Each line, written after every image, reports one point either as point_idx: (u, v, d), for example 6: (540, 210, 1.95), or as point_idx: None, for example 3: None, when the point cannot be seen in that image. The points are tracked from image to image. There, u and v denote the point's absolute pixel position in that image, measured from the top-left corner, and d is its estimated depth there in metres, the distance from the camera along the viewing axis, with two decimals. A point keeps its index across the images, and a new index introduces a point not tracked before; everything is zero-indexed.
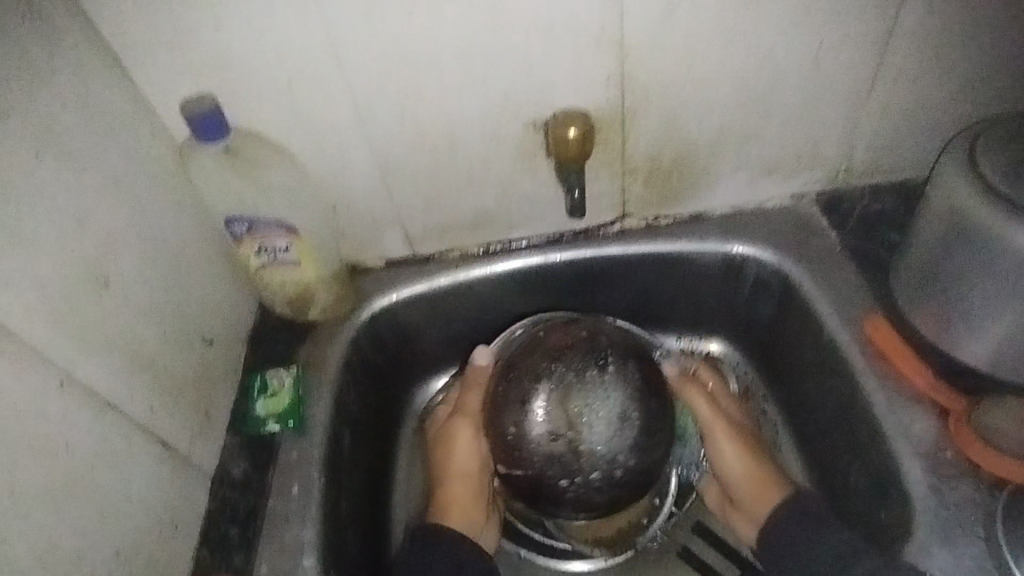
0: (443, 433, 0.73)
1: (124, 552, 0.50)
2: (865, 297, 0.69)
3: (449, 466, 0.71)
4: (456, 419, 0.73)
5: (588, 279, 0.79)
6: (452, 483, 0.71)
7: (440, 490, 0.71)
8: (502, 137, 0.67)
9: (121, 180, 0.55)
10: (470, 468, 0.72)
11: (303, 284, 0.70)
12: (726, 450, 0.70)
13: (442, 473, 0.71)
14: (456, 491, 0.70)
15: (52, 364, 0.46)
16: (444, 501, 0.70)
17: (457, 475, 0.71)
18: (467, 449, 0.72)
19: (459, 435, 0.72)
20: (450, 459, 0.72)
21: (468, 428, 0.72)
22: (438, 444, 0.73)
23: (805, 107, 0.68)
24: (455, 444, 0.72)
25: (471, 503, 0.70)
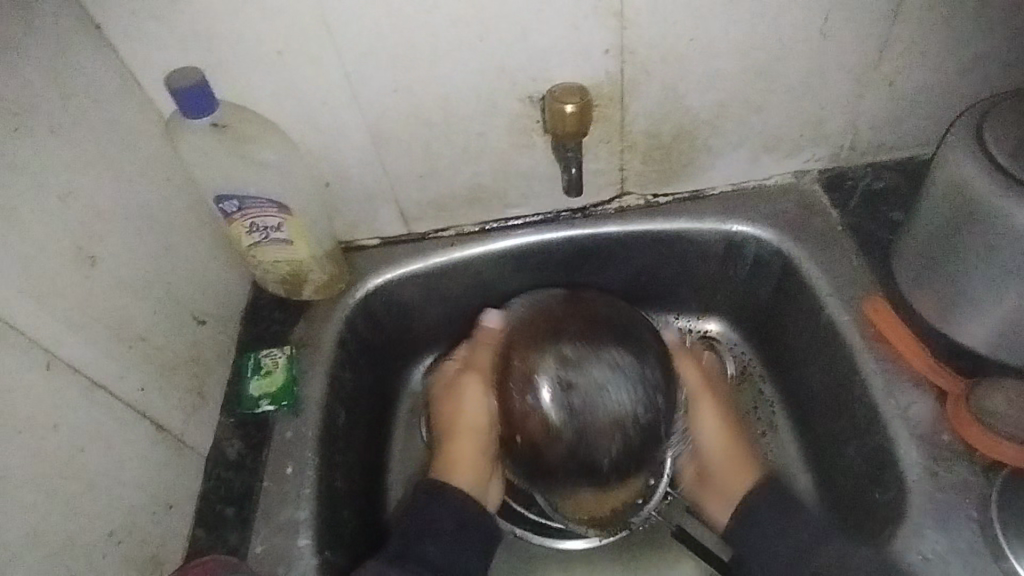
0: (455, 389, 0.70)
1: (118, 532, 0.50)
2: (865, 277, 0.68)
3: (456, 424, 0.69)
4: (466, 375, 0.69)
5: (586, 258, 0.78)
6: (458, 438, 0.68)
7: (442, 443, 0.69)
8: (498, 111, 0.65)
9: (107, 156, 0.54)
10: (477, 425, 0.68)
11: (296, 263, 0.69)
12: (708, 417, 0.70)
13: (450, 429, 0.69)
14: (464, 449, 0.68)
15: (38, 344, 0.45)
16: (450, 458, 0.68)
17: (465, 432, 0.68)
18: (474, 411, 0.68)
19: (467, 390, 0.69)
20: (458, 413, 0.69)
21: (477, 381, 0.68)
22: (446, 401, 0.70)
23: (809, 82, 0.66)
24: (470, 402, 0.68)
25: (474, 465, 0.67)
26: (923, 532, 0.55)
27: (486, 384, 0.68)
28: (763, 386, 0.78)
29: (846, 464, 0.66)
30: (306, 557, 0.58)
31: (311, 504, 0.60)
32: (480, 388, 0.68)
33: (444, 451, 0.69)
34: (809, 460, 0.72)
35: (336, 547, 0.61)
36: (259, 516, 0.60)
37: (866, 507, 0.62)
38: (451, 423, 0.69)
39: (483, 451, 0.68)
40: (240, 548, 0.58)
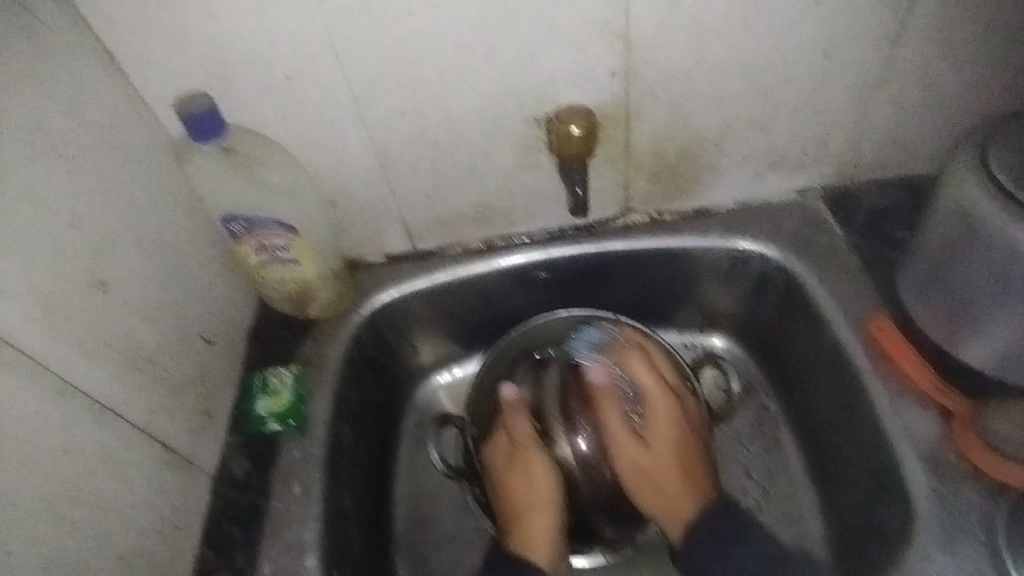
0: (519, 465, 0.68)
1: (127, 556, 0.50)
2: (870, 294, 0.68)
3: (531, 499, 0.66)
4: (528, 452, 0.68)
5: (591, 275, 0.78)
6: (538, 516, 0.65)
7: (518, 524, 0.65)
8: (504, 131, 0.66)
9: (117, 180, 0.54)
10: (552, 494, 0.66)
11: (303, 281, 0.69)
12: (660, 420, 0.68)
13: (526, 508, 0.66)
14: (539, 525, 0.65)
15: (50, 370, 0.46)
16: (529, 533, 0.64)
17: (542, 505, 0.66)
18: (549, 483, 0.67)
19: (534, 462, 0.68)
20: (532, 488, 0.66)
21: (547, 457, 0.68)
22: (509, 480, 0.68)
23: (813, 101, 0.67)
24: (534, 476, 0.67)
25: (553, 539, 0.64)
26: (930, 553, 0.55)
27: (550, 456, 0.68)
28: (767, 403, 0.78)
29: (851, 483, 0.66)
30: None
31: (318, 524, 0.60)
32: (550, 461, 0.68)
33: (518, 530, 0.65)
34: (813, 477, 0.72)
35: (343, 567, 0.61)
36: (266, 536, 0.60)
37: (872, 527, 0.62)
38: (513, 500, 0.67)
39: (557, 526, 0.65)
40: (247, 567, 0.58)
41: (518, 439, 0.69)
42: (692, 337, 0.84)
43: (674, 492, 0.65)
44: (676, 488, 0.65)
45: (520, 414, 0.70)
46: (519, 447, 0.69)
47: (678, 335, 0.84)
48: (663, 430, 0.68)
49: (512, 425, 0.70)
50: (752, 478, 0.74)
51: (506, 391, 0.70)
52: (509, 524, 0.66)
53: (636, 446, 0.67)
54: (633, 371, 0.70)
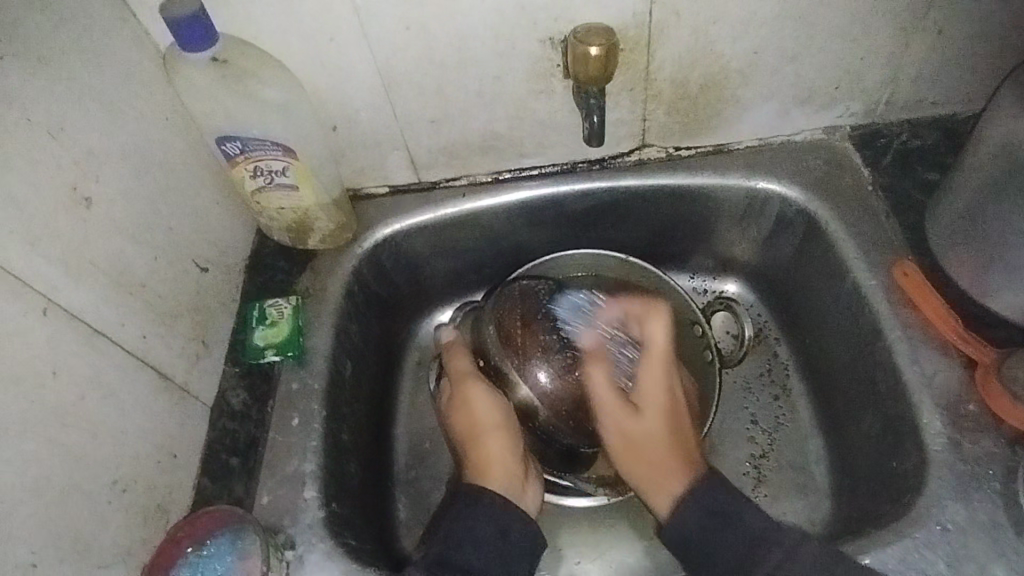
0: (456, 399, 0.66)
1: (123, 481, 0.49)
2: (895, 238, 0.65)
3: (476, 427, 0.64)
4: (465, 382, 0.66)
5: (602, 212, 0.75)
6: (485, 443, 0.63)
7: (472, 456, 0.64)
8: (517, 53, 0.61)
9: (98, 89, 0.50)
10: (495, 420, 0.64)
11: (301, 211, 0.66)
12: (653, 379, 0.63)
13: (471, 436, 0.64)
14: (494, 450, 0.63)
15: (31, 288, 0.43)
16: (483, 461, 0.63)
17: (491, 430, 0.64)
18: (489, 408, 0.64)
19: (471, 395, 0.65)
20: (472, 419, 0.64)
21: (480, 384, 0.65)
22: (455, 415, 0.66)
23: (852, 28, 0.61)
24: (473, 405, 0.65)
25: (510, 461, 0.62)
26: (941, 502, 0.54)
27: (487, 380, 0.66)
28: (776, 349, 0.77)
29: (863, 431, 0.65)
30: (312, 509, 0.57)
31: (318, 457, 0.59)
32: (483, 386, 0.65)
33: (473, 466, 0.63)
34: (822, 424, 0.71)
35: (343, 499, 0.60)
36: (264, 467, 0.59)
37: (881, 475, 0.61)
38: (466, 432, 0.65)
39: (510, 448, 0.63)
40: (246, 498, 0.58)
41: (455, 375, 0.67)
42: (704, 281, 0.81)
43: (659, 467, 0.61)
44: (659, 452, 0.61)
45: (458, 350, 0.69)
46: (455, 383, 0.66)
47: (690, 279, 0.81)
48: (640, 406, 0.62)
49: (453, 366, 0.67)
50: (759, 425, 0.73)
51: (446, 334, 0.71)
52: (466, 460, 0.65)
53: (626, 412, 0.62)
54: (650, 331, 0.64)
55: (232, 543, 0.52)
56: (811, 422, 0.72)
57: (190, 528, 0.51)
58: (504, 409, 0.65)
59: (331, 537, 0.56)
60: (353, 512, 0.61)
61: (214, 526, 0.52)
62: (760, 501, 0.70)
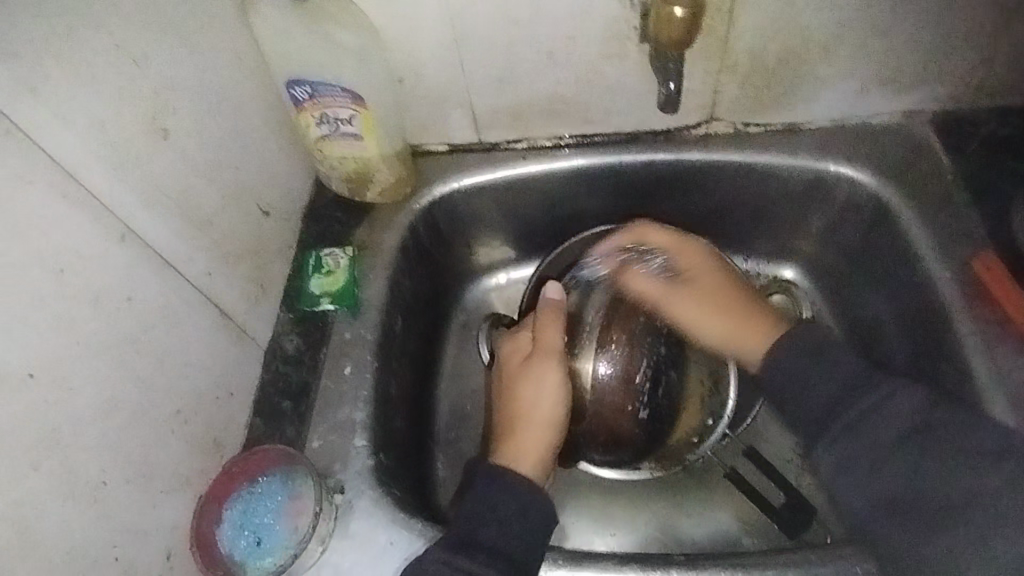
0: (525, 371, 0.64)
1: (184, 413, 0.50)
2: (973, 230, 0.63)
3: (530, 410, 0.63)
4: (541, 359, 0.64)
5: (663, 185, 0.73)
6: (529, 428, 0.63)
7: (512, 432, 0.63)
8: (595, 11, 0.59)
9: (179, 21, 0.50)
10: (552, 414, 0.63)
11: (362, 161, 0.66)
12: (699, 270, 0.69)
13: (524, 414, 0.63)
14: (531, 441, 0.62)
15: (111, 213, 0.44)
16: (517, 445, 0.62)
17: (541, 423, 0.63)
18: (553, 401, 0.63)
19: (546, 374, 0.63)
20: (530, 403, 0.63)
21: (557, 368, 0.64)
22: (512, 388, 0.65)
23: (949, 5, 0.58)
24: (551, 384, 0.64)
25: (542, 459, 0.62)
26: None
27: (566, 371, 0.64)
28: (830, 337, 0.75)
29: None
30: (362, 457, 0.57)
31: (368, 406, 0.60)
32: (557, 372, 0.64)
33: (508, 441, 0.63)
34: None
35: (390, 451, 0.61)
36: (315, 412, 0.59)
37: None
38: (518, 408, 0.64)
39: (551, 444, 0.63)
40: (297, 441, 0.58)
41: (543, 344, 0.65)
42: (758, 264, 0.79)
43: (736, 317, 0.67)
44: (727, 285, 0.69)
45: (553, 316, 0.65)
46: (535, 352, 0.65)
47: (745, 261, 0.80)
48: (704, 262, 0.69)
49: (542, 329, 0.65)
50: None
51: (551, 288, 0.66)
52: (503, 430, 0.64)
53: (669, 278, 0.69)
54: (652, 241, 0.70)
55: (283, 483, 0.52)
56: None
57: (244, 465, 0.52)
58: (565, 405, 0.64)
59: (379, 486, 0.56)
60: (398, 464, 0.62)
61: (266, 465, 0.53)
62: (803, 487, 0.69)
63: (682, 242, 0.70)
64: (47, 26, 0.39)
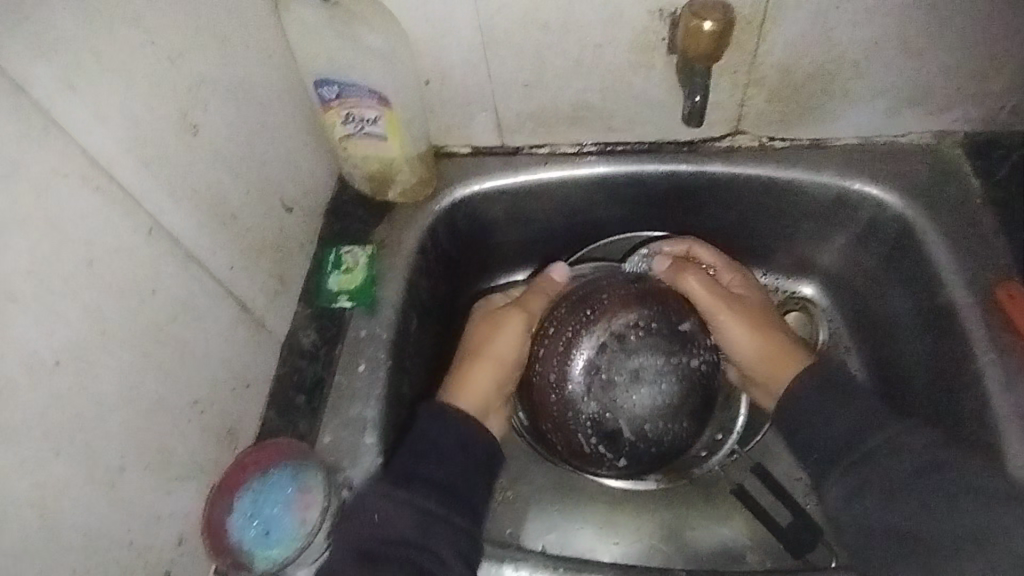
0: (495, 319, 0.67)
1: (201, 403, 0.51)
2: (999, 257, 0.62)
3: (478, 349, 0.67)
4: (510, 310, 0.67)
5: (684, 197, 0.73)
6: (479, 366, 0.66)
7: (462, 369, 0.67)
8: (624, 22, 0.59)
9: (214, 20, 0.51)
10: (507, 355, 0.66)
11: (386, 161, 0.66)
12: (731, 324, 0.69)
13: (477, 352, 0.67)
14: (478, 376, 0.66)
15: (141, 206, 0.45)
16: (465, 380, 0.66)
17: (490, 361, 0.66)
18: (510, 345, 0.66)
19: (506, 324, 0.67)
20: (490, 342, 0.66)
21: (520, 321, 0.67)
22: (472, 335, 0.68)
23: (987, 26, 0.57)
24: (497, 331, 0.67)
25: (487, 392, 0.66)
26: None
27: (528, 328, 0.67)
28: (845, 357, 0.74)
29: None
30: (371, 455, 0.58)
31: (379, 405, 0.61)
32: (522, 325, 0.67)
33: (454, 376, 0.66)
34: None
35: (398, 449, 0.62)
36: (328, 408, 0.60)
37: None
38: (472, 350, 0.67)
39: (495, 379, 0.66)
40: (309, 435, 0.59)
41: (523, 301, 0.68)
42: (775, 280, 0.79)
43: (771, 349, 0.68)
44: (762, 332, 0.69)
45: (541, 288, 0.69)
46: (514, 304, 0.68)
47: (763, 276, 0.79)
48: (728, 309, 0.69)
49: (528, 297, 0.68)
50: None
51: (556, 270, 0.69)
52: (455, 367, 0.68)
53: (728, 308, 0.69)
54: (690, 283, 0.69)
55: (293, 476, 0.53)
56: None
57: (256, 456, 0.53)
58: (517, 350, 0.66)
59: None
60: None
61: (278, 457, 0.53)
62: (811, 509, 0.68)
63: (716, 297, 0.69)
64: (87, 22, 0.40)
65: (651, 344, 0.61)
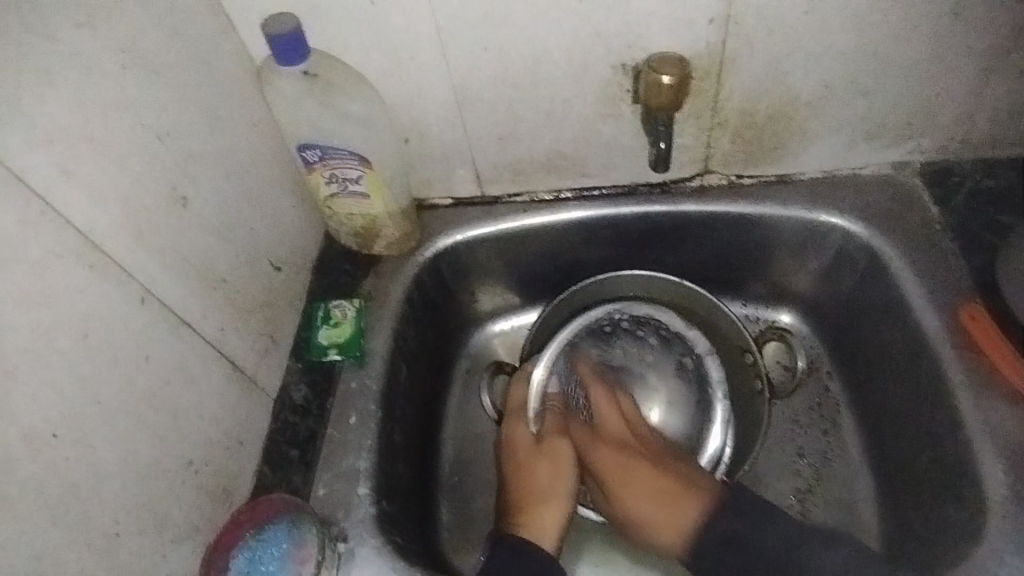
0: (538, 457, 0.66)
1: (196, 463, 0.52)
2: (963, 281, 0.64)
3: (553, 487, 0.64)
4: (558, 440, 0.67)
5: (660, 235, 0.75)
6: (550, 500, 0.63)
7: (529, 505, 0.63)
8: (589, 77, 0.63)
9: (200, 98, 0.54)
10: (567, 490, 0.65)
11: (370, 217, 0.69)
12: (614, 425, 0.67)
13: (546, 492, 0.64)
14: (551, 515, 0.63)
15: (134, 277, 0.47)
16: (538, 522, 0.62)
17: (560, 498, 0.64)
18: (571, 476, 0.66)
19: (563, 457, 0.66)
20: (552, 479, 0.65)
21: (570, 448, 0.67)
22: (524, 471, 0.65)
23: (930, 64, 0.61)
24: (562, 467, 0.65)
25: (560, 530, 0.62)
26: (1000, 554, 0.53)
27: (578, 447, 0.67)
28: (829, 384, 0.76)
29: (919, 474, 0.64)
30: (365, 505, 0.59)
31: (371, 455, 0.62)
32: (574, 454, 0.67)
33: (528, 516, 0.62)
34: (872, 463, 0.70)
35: (392, 498, 0.63)
36: (321, 461, 0.61)
37: (935, 522, 0.60)
38: (535, 491, 0.64)
39: (566, 513, 0.64)
40: (303, 489, 0.60)
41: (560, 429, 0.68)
42: (757, 310, 0.81)
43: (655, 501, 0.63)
44: (649, 438, 0.67)
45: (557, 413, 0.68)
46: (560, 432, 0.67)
47: (743, 307, 0.81)
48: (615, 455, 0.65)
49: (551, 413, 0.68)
50: (806, 458, 0.73)
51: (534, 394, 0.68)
52: (518, 509, 0.63)
53: (613, 419, 0.67)
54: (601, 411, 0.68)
55: (289, 531, 0.53)
56: (861, 462, 0.71)
57: (251, 512, 0.53)
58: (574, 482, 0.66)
59: (380, 534, 0.58)
60: (401, 513, 0.63)
61: (272, 513, 0.54)
62: None
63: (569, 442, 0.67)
64: (79, 110, 0.43)
65: (575, 348, 0.71)
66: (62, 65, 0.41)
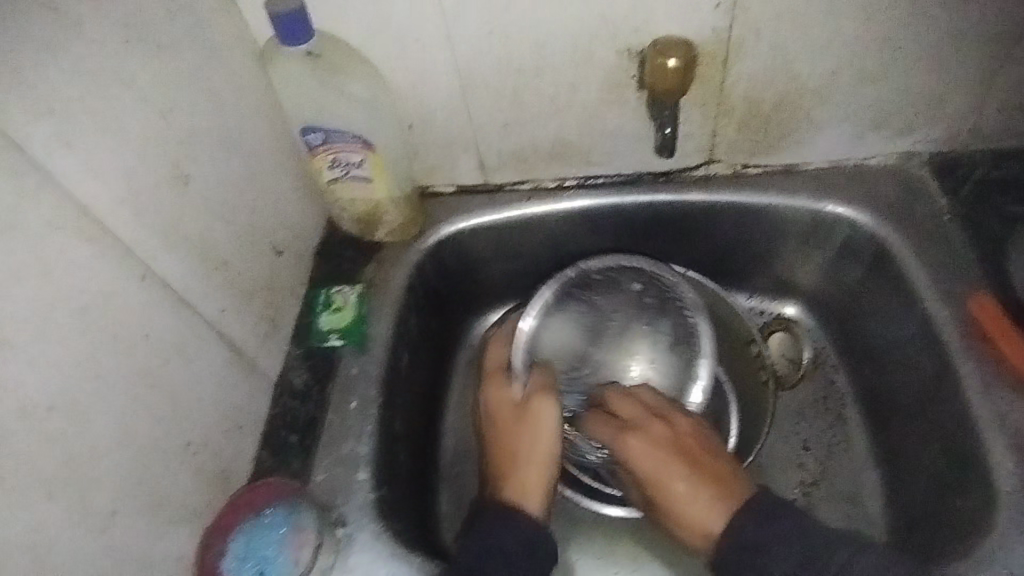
0: (518, 418, 0.64)
1: (194, 445, 0.52)
2: (971, 270, 0.64)
3: (533, 449, 0.62)
4: (537, 400, 0.64)
5: (664, 224, 0.75)
6: (532, 464, 0.62)
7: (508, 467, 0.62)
8: (595, 63, 0.62)
9: (203, 77, 0.54)
10: (551, 450, 0.62)
11: (372, 202, 0.68)
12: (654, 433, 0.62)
13: (529, 454, 0.62)
14: (533, 475, 0.61)
15: (134, 253, 0.46)
16: (521, 484, 0.61)
17: (539, 459, 0.62)
18: (549, 439, 0.63)
19: (546, 414, 0.63)
20: (531, 440, 0.63)
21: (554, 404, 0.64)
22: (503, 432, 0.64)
23: (940, 52, 0.60)
24: (540, 422, 0.63)
25: (546, 492, 0.61)
26: (1010, 545, 0.52)
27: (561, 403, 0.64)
28: (835, 377, 0.75)
29: (926, 465, 0.63)
30: (365, 491, 0.59)
31: (372, 441, 0.61)
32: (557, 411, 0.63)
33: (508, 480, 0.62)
34: (878, 456, 0.70)
35: (392, 485, 0.62)
36: (322, 446, 0.61)
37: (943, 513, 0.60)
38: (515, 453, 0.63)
39: (545, 472, 0.62)
40: (302, 473, 0.59)
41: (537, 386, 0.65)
42: (762, 301, 0.80)
43: (692, 495, 0.58)
44: (662, 438, 0.61)
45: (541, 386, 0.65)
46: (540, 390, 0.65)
47: (748, 298, 0.80)
48: (650, 455, 0.61)
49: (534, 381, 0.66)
50: (811, 450, 0.72)
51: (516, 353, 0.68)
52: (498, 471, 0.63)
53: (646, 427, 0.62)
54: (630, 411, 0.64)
55: (287, 515, 0.53)
56: (867, 454, 0.70)
57: (250, 496, 0.53)
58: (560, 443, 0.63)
59: (379, 519, 0.57)
60: (401, 500, 0.63)
61: (270, 497, 0.53)
62: None
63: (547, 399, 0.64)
64: (81, 83, 0.42)
65: (567, 308, 0.69)
66: (65, 37, 0.41)
